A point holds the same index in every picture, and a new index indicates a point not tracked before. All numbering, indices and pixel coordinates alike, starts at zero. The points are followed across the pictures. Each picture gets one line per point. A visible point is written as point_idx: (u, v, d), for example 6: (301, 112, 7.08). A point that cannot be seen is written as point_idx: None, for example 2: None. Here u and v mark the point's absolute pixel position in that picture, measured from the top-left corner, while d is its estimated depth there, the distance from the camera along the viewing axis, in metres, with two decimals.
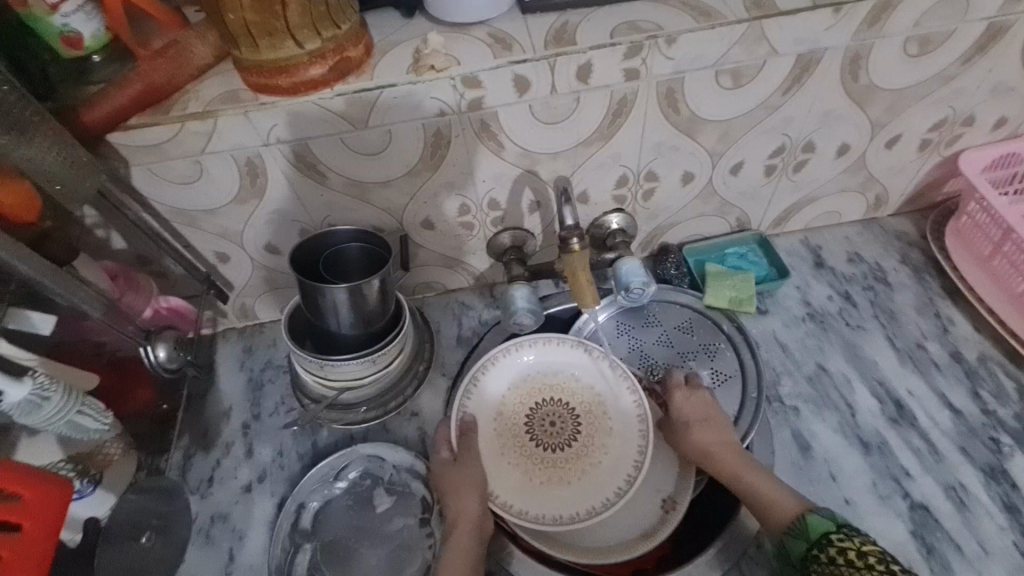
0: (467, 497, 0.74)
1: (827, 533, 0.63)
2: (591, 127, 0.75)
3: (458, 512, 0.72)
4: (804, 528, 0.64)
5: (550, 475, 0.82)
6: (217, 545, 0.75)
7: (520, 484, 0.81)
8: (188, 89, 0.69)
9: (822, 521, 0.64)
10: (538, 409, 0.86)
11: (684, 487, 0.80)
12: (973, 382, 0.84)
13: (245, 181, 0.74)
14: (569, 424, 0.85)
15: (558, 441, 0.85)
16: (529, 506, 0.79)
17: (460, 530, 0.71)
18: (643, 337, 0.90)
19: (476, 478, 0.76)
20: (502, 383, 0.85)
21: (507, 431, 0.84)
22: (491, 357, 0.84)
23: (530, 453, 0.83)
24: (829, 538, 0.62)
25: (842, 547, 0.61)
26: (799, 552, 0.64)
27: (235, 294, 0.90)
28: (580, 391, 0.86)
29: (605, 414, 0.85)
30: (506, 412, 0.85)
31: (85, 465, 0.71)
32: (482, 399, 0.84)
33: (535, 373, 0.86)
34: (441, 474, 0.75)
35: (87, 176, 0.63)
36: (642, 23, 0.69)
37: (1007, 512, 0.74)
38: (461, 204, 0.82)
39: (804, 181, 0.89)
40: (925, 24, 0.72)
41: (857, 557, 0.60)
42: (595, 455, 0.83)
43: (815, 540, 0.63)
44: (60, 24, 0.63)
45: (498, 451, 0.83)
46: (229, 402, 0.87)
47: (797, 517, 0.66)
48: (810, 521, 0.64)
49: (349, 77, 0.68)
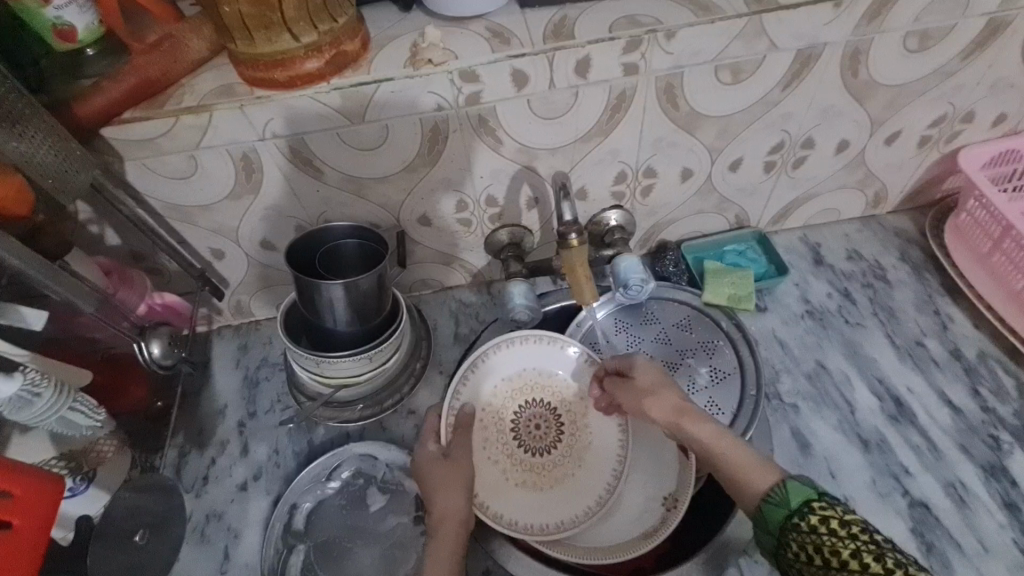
0: (454, 493, 0.71)
1: (808, 501, 0.58)
2: (590, 123, 0.75)
3: (445, 510, 0.70)
4: (785, 496, 0.59)
5: (526, 478, 0.82)
6: (213, 544, 0.75)
7: (497, 482, 0.81)
8: (183, 83, 0.68)
9: (804, 488, 0.59)
10: (526, 407, 0.85)
11: (685, 482, 0.78)
12: (972, 379, 0.83)
13: (241, 176, 0.73)
14: (552, 429, 0.85)
15: (540, 445, 0.84)
16: (503, 506, 0.79)
17: (444, 531, 0.69)
18: (643, 333, 0.89)
19: (463, 476, 0.73)
20: (497, 375, 0.84)
21: (492, 425, 0.83)
22: (487, 349, 0.83)
23: (511, 453, 0.83)
24: (810, 506, 0.57)
25: (825, 514, 0.56)
26: (777, 519, 0.59)
27: (231, 291, 0.89)
28: (569, 396, 0.86)
29: (588, 425, 0.85)
30: (494, 405, 0.84)
31: (78, 462, 0.70)
32: (472, 392, 0.83)
33: (530, 369, 0.86)
34: (427, 468, 0.73)
35: (79, 169, 0.63)
36: (641, 18, 0.69)
37: (1007, 509, 0.73)
38: (459, 200, 0.81)
39: (803, 178, 0.89)
40: (925, 19, 0.72)
41: (840, 526, 0.55)
42: (573, 464, 0.84)
43: (796, 508, 0.58)
44: (53, 16, 0.62)
45: (481, 445, 0.82)
46: (225, 400, 0.86)
47: (776, 485, 0.60)
48: (791, 488, 0.59)
49: (345, 71, 0.67)
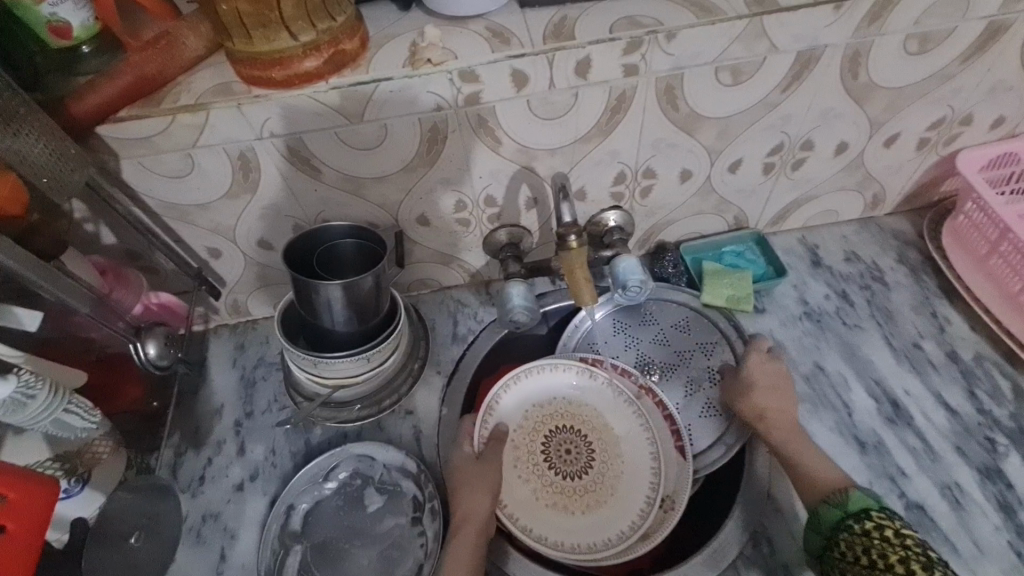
0: (478, 492, 0.74)
1: (868, 509, 0.67)
2: (590, 123, 0.74)
3: (470, 512, 0.72)
4: (845, 501, 0.68)
5: (557, 499, 0.84)
6: (209, 545, 0.74)
7: (526, 501, 0.82)
8: (181, 81, 0.67)
9: (864, 499, 0.68)
10: (556, 433, 0.87)
11: (683, 483, 0.79)
12: (969, 381, 0.84)
13: (238, 175, 0.73)
14: (584, 456, 0.87)
15: (571, 469, 0.86)
16: (530, 522, 0.80)
17: (465, 531, 0.70)
18: (642, 335, 0.91)
19: (490, 479, 0.75)
20: (527, 398, 0.87)
21: (524, 446, 0.86)
22: (514, 374, 0.86)
23: (542, 475, 0.85)
24: (869, 514, 0.67)
25: (883, 523, 0.66)
26: (831, 519, 0.68)
27: (227, 291, 0.88)
28: (599, 424, 0.87)
29: (620, 456, 0.86)
30: (524, 427, 0.86)
31: (73, 463, 0.69)
32: (502, 414, 0.85)
33: (561, 396, 0.88)
34: (459, 467, 0.76)
35: (75, 168, 0.62)
36: (642, 19, 0.68)
37: (1002, 511, 0.74)
38: (458, 200, 0.81)
39: (802, 180, 0.89)
40: (925, 22, 0.72)
41: (893, 535, 0.65)
42: (603, 490, 0.84)
43: (855, 513, 0.67)
44: (47, 14, 0.62)
45: (512, 464, 0.85)
46: (221, 400, 0.85)
47: (840, 491, 0.69)
48: (852, 496, 0.68)
49: (344, 70, 0.66)
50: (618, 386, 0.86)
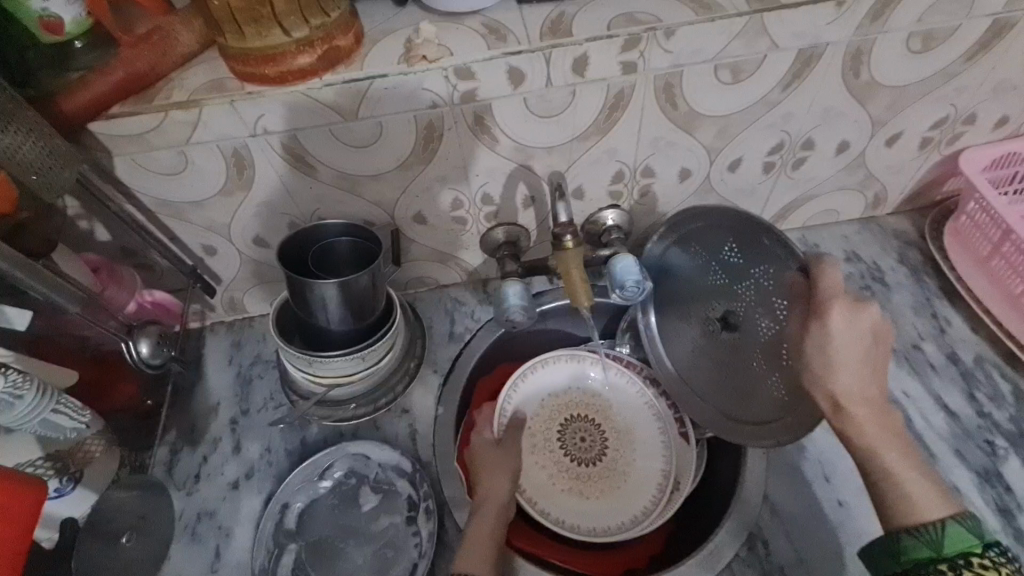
0: (499, 476, 0.77)
1: (967, 553, 0.55)
2: (588, 120, 0.73)
3: (489, 491, 0.74)
4: (939, 539, 0.56)
5: (572, 485, 0.87)
6: (204, 542, 0.74)
7: (543, 485, 0.86)
8: (174, 76, 0.67)
9: (966, 537, 0.55)
10: (572, 422, 0.91)
11: (688, 466, 0.83)
12: (969, 383, 0.83)
13: (232, 173, 0.72)
14: (597, 444, 0.90)
15: (584, 456, 0.90)
16: (549, 506, 0.84)
17: (487, 506, 0.72)
18: (700, 273, 0.81)
19: (510, 464, 0.80)
20: (545, 387, 0.91)
21: (540, 433, 0.89)
22: (528, 367, 0.89)
23: (558, 461, 0.89)
24: (969, 559, 0.54)
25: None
26: (919, 556, 0.56)
27: (223, 288, 0.88)
28: (611, 414, 0.91)
29: (632, 443, 0.89)
30: (540, 416, 0.90)
31: (65, 463, 0.69)
32: (522, 403, 0.89)
33: (575, 387, 0.91)
34: (481, 452, 0.80)
35: (65, 165, 0.61)
36: (640, 15, 0.68)
37: (1001, 515, 0.73)
38: (455, 198, 0.80)
39: (803, 178, 0.88)
40: (928, 20, 0.71)
41: None
42: (616, 478, 0.88)
43: (949, 556, 0.55)
44: (38, 9, 0.60)
45: (529, 450, 0.88)
46: (217, 398, 0.85)
47: (935, 523, 0.57)
48: (950, 533, 0.56)
49: (338, 67, 0.66)
50: (626, 376, 0.91)
